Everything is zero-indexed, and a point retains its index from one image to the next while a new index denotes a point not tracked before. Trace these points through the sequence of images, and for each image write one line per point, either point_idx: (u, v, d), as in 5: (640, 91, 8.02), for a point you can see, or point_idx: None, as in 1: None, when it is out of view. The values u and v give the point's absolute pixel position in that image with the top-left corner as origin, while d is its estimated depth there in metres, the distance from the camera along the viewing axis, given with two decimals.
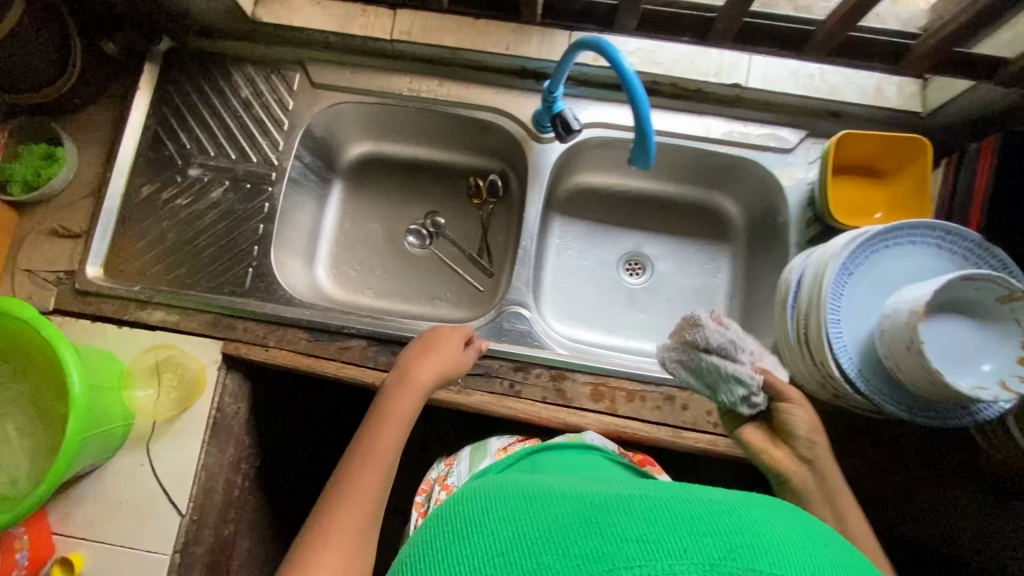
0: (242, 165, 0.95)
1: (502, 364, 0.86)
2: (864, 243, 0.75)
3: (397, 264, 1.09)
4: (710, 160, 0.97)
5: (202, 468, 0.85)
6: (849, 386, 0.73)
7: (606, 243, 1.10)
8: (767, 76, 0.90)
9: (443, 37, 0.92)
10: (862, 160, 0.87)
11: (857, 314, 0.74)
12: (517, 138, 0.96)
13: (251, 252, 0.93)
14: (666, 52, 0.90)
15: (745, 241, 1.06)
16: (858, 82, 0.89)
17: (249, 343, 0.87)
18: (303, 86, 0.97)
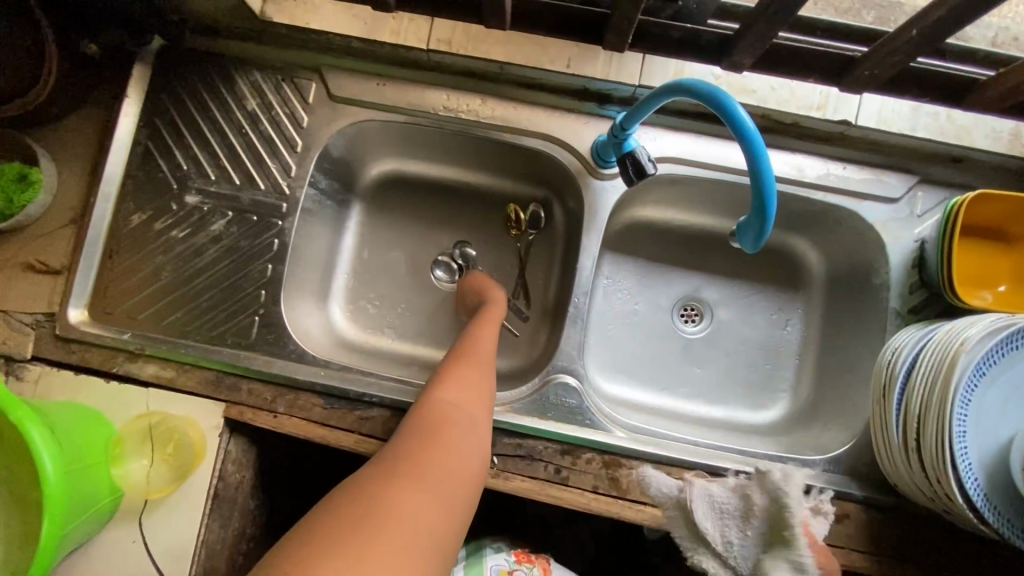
0: (248, 192, 0.81)
1: (547, 445, 0.74)
2: (1002, 338, 0.61)
3: (422, 303, 0.96)
4: (796, 204, 0.82)
5: (201, 548, 0.75)
6: (973, 512, 0.60)
7: (661, 285, 0.97)
8: (880, 112, 0.74)
9: (490, 49, 0.76)
10: (990, 222, 0.73)
11: (985, 424, 0.62)
12: (571, 171, 0.81)
13: (258, 297, 0.80)
14: (760, 78, 0.75)
15: (823, 293, 0.92)
16: (989, 123, 0.75)
17: (255, 408, 0.76)
18: (320, 99, 0.82)
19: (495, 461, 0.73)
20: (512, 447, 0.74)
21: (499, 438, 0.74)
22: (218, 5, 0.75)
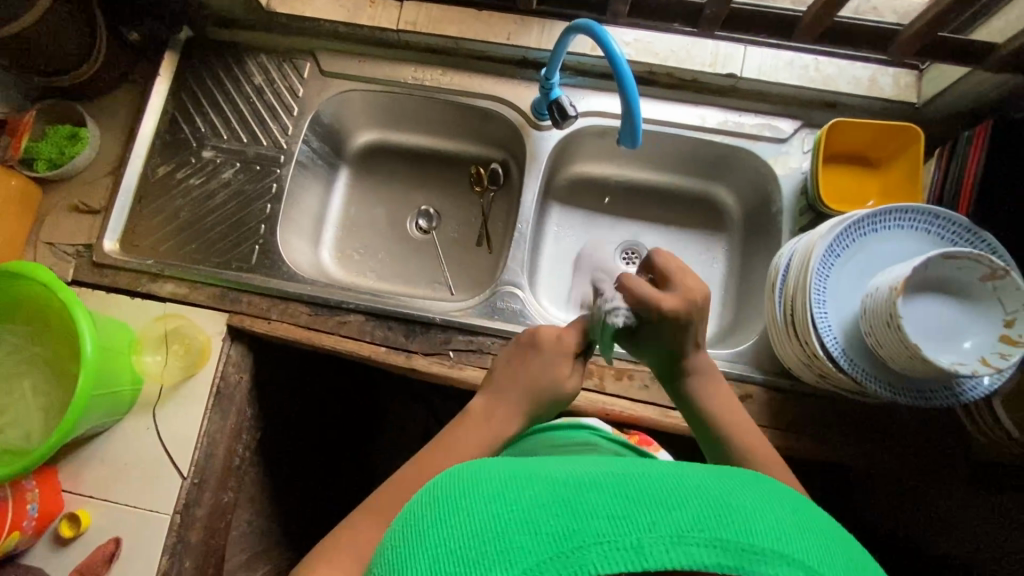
0: (253, 147, 1.00)
1: (494, 341, 0.88)
2: (851, 225, 0.75)
3: (398, 248, 1.11)
4: (705, 149, 0.98)
5: (204, 434, 0.88)
6: (833, 365, 0.73)
7: (604, 232, 1.10)
8: (761, 66, 0.91)
9: (446, 27, 0.96)
10: (856, 149, 0.88)
11: (842, 295, 0.75)
12: (516, 125, 0.99)
13: (258, 230, 0.97)
14: (662, 43, 0.93)
15: (742, 232, 1.05)
16: (853, 73, 0.90)
17: (253, 316, 0.91)
18: (313, 74, 1.01)
19: (451, 354, 0.88)
20: (466, 342, 0.88)
21: (454, 336, 0.89)
22: (234, 0, 0.96)
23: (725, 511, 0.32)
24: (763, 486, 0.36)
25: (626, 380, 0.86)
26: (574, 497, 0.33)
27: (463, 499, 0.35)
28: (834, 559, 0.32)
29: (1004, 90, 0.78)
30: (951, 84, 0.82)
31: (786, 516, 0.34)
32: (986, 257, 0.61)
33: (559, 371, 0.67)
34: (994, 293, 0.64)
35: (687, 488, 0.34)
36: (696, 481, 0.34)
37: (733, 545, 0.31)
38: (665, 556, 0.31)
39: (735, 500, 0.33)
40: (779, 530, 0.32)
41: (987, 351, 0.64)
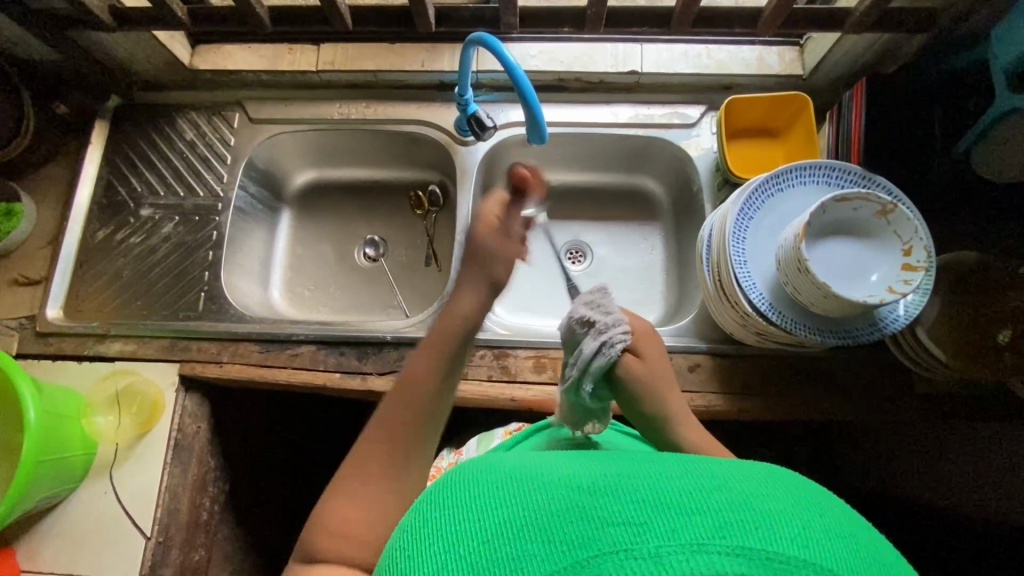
0: (190, 200, 1.02)
1: None
2: (756, 189, 0.80)
3: (348, 279, 1.13)
4: (623, 144, 1.04)
5: (164, 488, 0.86)
6: (763, 319, 0.76)
7: (546, 236, 1.14)
8: (659, 61, 0.98)
9: (363, 63, 1.01)
10: (757, 123, 0.94)
11: (760, 254, 0.79)
12: (442, 144, 1.03)
13: (202, 278, 0.98)
14: (565, 52, 1.00)
15: (673, 216, 1.10)
16: (742, 55, 0.97)
17: (204, 362, 0.91)
18: (242, 123, 1.05)
19: None
20: None
21: (407, 351, 0.90)
22: (156, 62, 1.01)
23: (751, 519, 0.32)
24: (795, 492, 0.36)
25: None
26: (587, 504, 0.34)
27: (473, 508, 0.37)
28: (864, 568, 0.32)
29: (872, 50, 0.86)
30: (826, 51, 0.89)
31: (816, 527, 0.33)
32: (873, 195, 0.66)
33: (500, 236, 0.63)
34: (889, 226, 0.68)
35: (707, 492, 0.34)
36: (713, 486, 0.35)
37: (757, 554, 0.30)
38: (685, 565, 0.30)
39: (759, 506, 0.33)
40: (806, 539, 0.32)
41: (893, 280, 0.67)
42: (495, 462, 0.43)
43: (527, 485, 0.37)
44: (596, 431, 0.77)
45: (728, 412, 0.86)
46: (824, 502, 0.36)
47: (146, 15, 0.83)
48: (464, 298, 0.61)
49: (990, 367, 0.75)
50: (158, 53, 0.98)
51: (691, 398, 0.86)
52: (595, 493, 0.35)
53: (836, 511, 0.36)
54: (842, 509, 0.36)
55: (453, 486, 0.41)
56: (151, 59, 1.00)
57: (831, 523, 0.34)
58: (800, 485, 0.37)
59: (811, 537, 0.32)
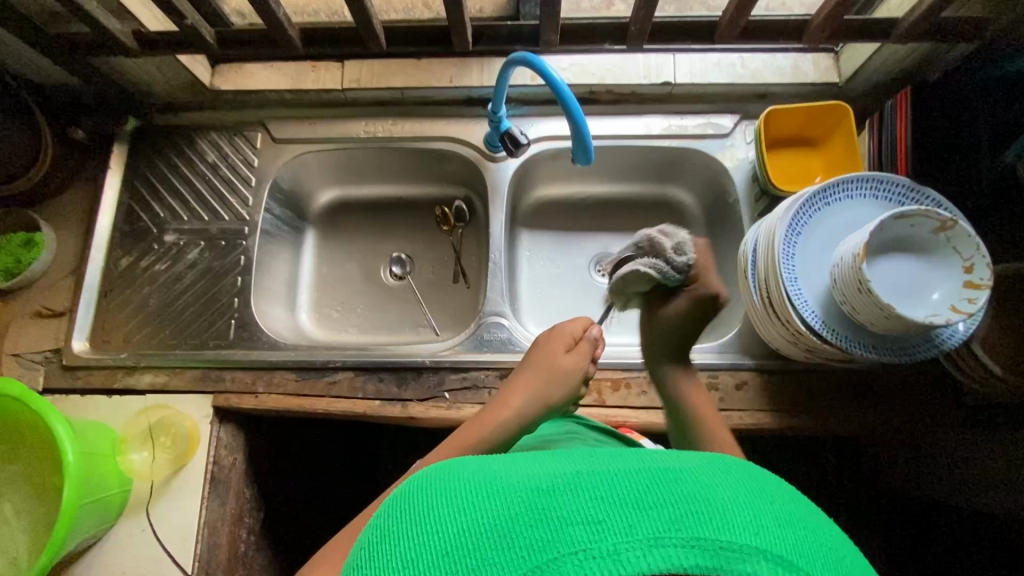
0: (215, 224, 0.99)
1: (487, 374, 0.87)
2: (804, 203, 0.78)
3: (376, 299, 1.11)
4: (656, 155, 1.02)
5: (204, 523, 0.84)
6: (816, 337, 0.75)
7: (574, 250, 1.14)
8: (693, 71, 0.96)
9: (390, 79, 0.98)
10: (795, 133, 0.92)
11: (811, 270, 0.78)
12: (472, 161, 1.01)
13: (232, 304, 0.95)
14: (596, 64, 0.98)
15: (704, 226, 1.09)
16: (776, 64, 0.95)
17: (239, 392, 0.89)
18: (265, 143, 1.03)
19: (447, 396, 0.87)
20: (459, 380, 0.87)
21: (447, 375, 0.88)
22: (176, 83, 0.97)
23: (707, 509, 0.33)
24: (740, 478, 0.37)
25: (623, 389, 0.87)
26: (546, 505, 0.34)
27: (428, 518, 0.36)
28: (809, 545, 0.34)
29: (913, 59, 0.85)
30: (866, 59, 0.87)
31: (765, 512, 0.34)
32: (934, 212, 0.65)
33: (565, 359, 0.76)
34: (949, 243, 0.67)
35: (662, 484, 0.35)
36: (669, 476, 0.35)
37: (709, 544, 0.32)
38: (643, 561, 0.31)
39: (712, 495, 0.34)
40: (765, 526, 0.33)
41: (955, 299, 0.66)
42: (447, 470, 0.41)
43: (484, 491, 0.37)
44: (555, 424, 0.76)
45: (776, 429, 0.85)
46: (766, 485, 0.37)
47: (172, 39, 0.80)
48: (511, 404, 0.72)
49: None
50: (179, 74, 0.95)
51: (738, 416, 0.85)
52: (545, 492, 0.35)
53: (781, 494, 0.37)
54: (790, 490, 0.38)
55: (409, 496, 0.39)
56: (171, 80, 0.96)
57: (778, 506, 0.35)
58: (750, 471, 0.39)
59: (761, 524, 0.33)
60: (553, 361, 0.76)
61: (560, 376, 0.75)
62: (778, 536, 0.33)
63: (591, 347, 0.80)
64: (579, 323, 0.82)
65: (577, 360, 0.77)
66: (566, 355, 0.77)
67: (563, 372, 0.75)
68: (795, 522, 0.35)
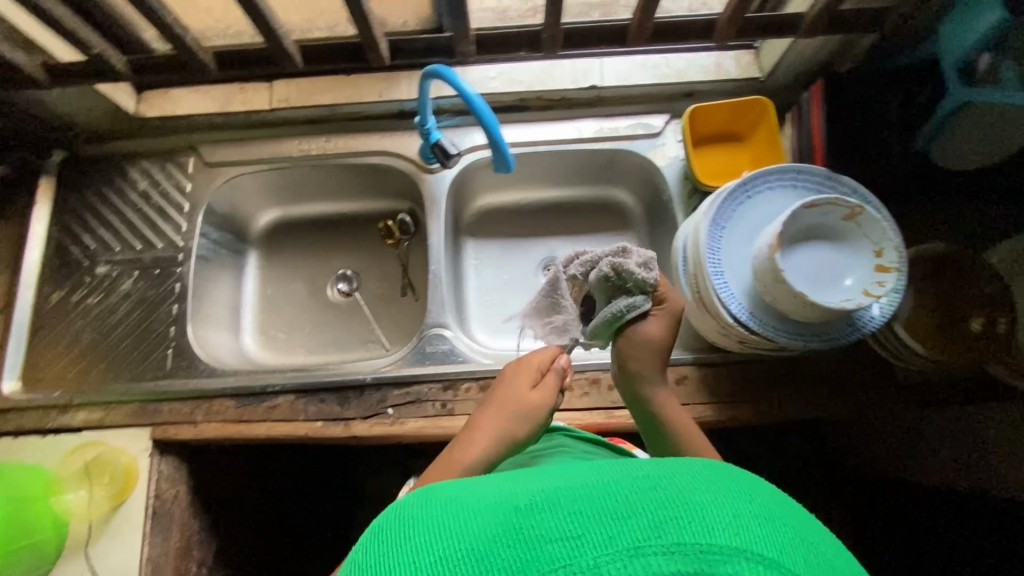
0: (149, 253, 0.97)
1: (430, 387, 0.87)
2: (726, 197, 0.80)
3: (323, 318, 1.09)
4: (591, 158, 1.04)
5: (145, 561, 0.82)
6: (743, 328, 0.76)
7: (522, 255, 1.13)
8: (619, 73, 0.98)
9: (319, 97, 0.98)
10: (720, 129, 0.94)
11: (736, 262, 0.79)
12: (409, 173, 1.01)
13: (168, 333, 0.94)
14: (524, 72, 0.99)
15: (645, 225, 1.10)
16: (699, 63, 0.97)
17: (177, 424, 0.87)
18: (197, 167, 1.01)
19: (390, 412, 0.86)
20: (402, 396, 0.86)
21: (389, 392, 0.87)
22: (99, 112, 0.96)
23: (686, 513, 0.32)
24: (723, 479, 0.36)
25: (567, 392, 0.87)
26: (523, 525, 0.33)
27: (405, 547, 0.35)
28: (797, 547, 0.32)
29: (825, 52, 0.87)
30: (782, 54, 0.90)
31: (746, 512, 0.33)
32: (843, 200, 0.67)
33: (528, 391, 0.72)
34: (860, 229, 0.69)
35: (641, 493, 0.34)
36: (650, 483, 0.35)
37: (691, 549, 0.30)
38: (624, 572, 0.30)
39: (693, 498, 0.33)
40: (747, 527, 0.32)
41: (868, 283, 0.68)
42: (428, 496, 0.41)
43: (462, 515, 0.36)
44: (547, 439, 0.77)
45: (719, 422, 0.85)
46: (752, 487, 0.36)
47: (83, 68, 0.79)
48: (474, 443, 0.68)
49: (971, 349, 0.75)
50: (101, 102, 0.93)
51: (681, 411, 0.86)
52: (527, 511, 0.34)
53: (767, 495, 0.35)
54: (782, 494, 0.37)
55: (387, 526, 0.38)
56: (93, 109, 0.95)
57: (760, 505, 0.34)
58: (742, 476, 0.37)
59: (744, 525, 0.32)
60: (517, 391, 0.72)
61: (523, 415, 0.70)
62: (763, 538, 0.32)
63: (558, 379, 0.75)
64: (547, 351, 0.77)
65: (544, 395, 0.72)
66: (534, 394, 0.72)
67: (527, 410, 0.71)
68: (784, 524, 0.33)
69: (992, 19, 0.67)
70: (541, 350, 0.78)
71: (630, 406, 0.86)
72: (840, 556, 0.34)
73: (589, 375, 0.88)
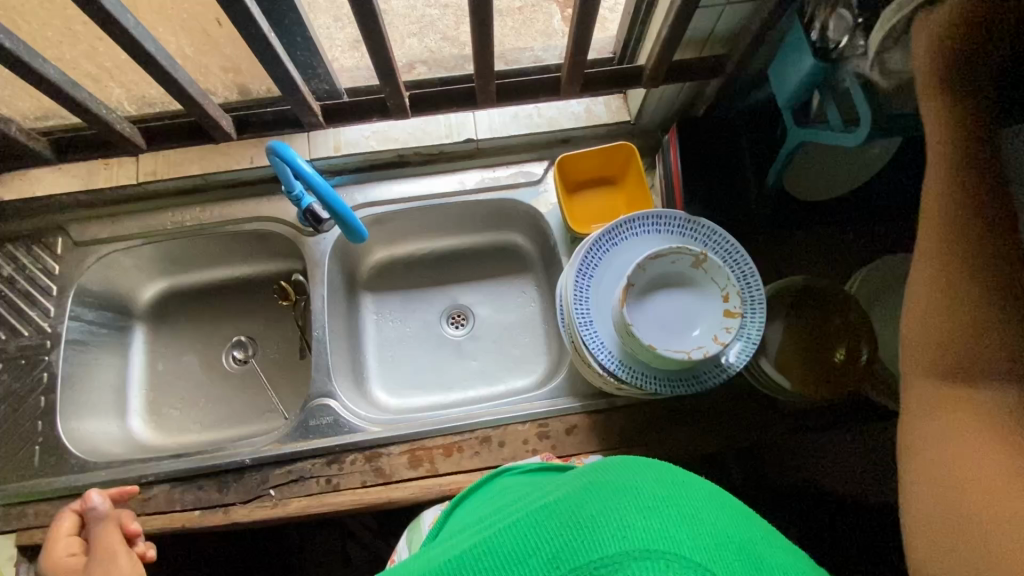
0: (14, 343, 0.93)
1: (314, 462, 0.84)
2: (590, 247, 0.80)
3: (217, 390, 1.04)
4: (477, 208, 1.04)
5: None
6: (614, 378, 0.76)
7: (423, 305, 1.11)
8: (492, 125, 0.99)
9: (188, 168, 0.96)
10: (594, 174, 0.95)
11: (604, 311, 0.79)
12: (289, 237, 0.99)
13: (36, 428, 0.89)
14: (398, 129, 0.99)
15: (543, 267, 1.10)
16: (570, 110, 0.99)
17: (45, 526, 0.83)
18: (66, 248, 0.97)
19: (273, 493, 0.83)
20: (284, 475, 0.84)
21: (271, 472, 0.84)
22: None
23: (586, 530, 0.40)
24: (615, 479, 0.43)
25: (456, 454, 0.85)
26: None
27: None
28: (676, 520, 0.40)
29: (680, 96, 0.90)
30: (643, 102, 0.92)
31: (633, 505, 0.41)
32: (684, 249, 0.67)
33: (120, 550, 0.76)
34: (707, 275, 0.70)
35: (549, 521, 0.41)
36: (552, 509, 0.42)
37: (588, 567, 0.38)
38: None
39: (589, 513, 0.41)
40: (637, 521, 0.40)
41: (717, 330, 0.69)
42: None
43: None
44: (493, 486, 0.68)
45: None
46: (641, 474, 0.44)
47: None
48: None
49: (846, 382, 0.77)
50: None
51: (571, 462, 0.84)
52: (463, 562, 0.41)
53: (653, 480, 0.44)
54: (666, 470, 0.45)
55: None
56: None
57: (647, 496, 0.42)
58: (640, 468, 0.45)
59: (630, 521, 0.40)
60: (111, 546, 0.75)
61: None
62: (651, 527, 0.39)
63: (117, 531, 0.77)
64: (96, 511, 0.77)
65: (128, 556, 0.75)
66: (67, 560, 0.75)
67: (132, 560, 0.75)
68: (667, 502, 0.41)
69: (807, 66, 0.67)
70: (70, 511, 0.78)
71: (520, 462, 0.85)
72: (722, 505, 0.44)
73: (479, 434, 0.86)
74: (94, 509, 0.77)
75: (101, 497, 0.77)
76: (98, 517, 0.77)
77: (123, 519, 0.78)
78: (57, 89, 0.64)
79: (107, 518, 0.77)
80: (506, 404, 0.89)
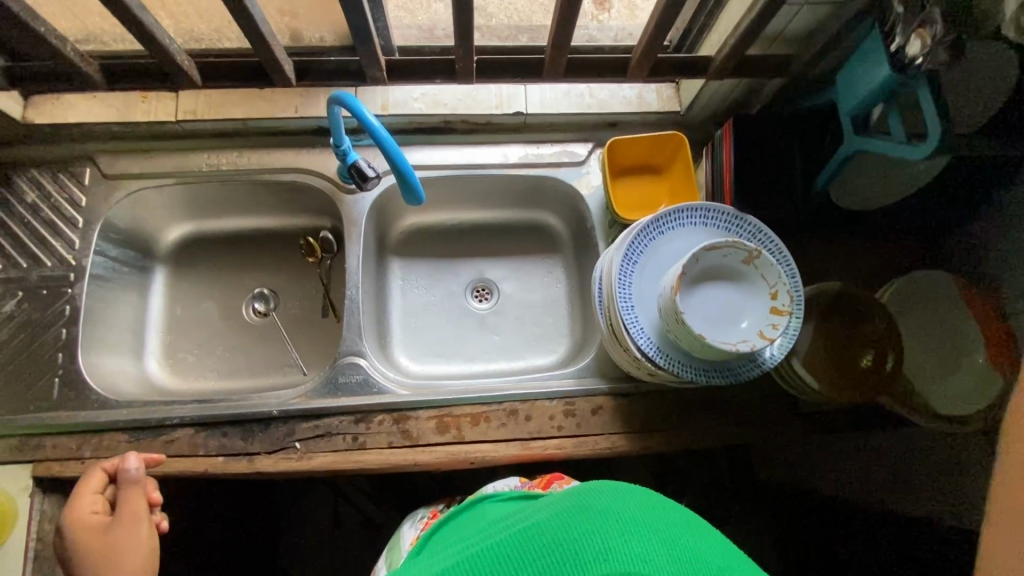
0: (36, 271, 0.90)
1: (341, 419, 0.85)
2: (638, 233, 0.80)
3: (236, 340, 1.02)
4: (517, 183, 1.03)
5: None
6: (651, 363, 0.78)
7: (450, 276, 1.10)
8: (543, 100, 0.98)
9: (231, 110, 0.94)
10: (640, 161, 0.96)
11: (647, 298, 0.80)
12: (326, 192, 0.97)
13: (56, 360, 0.87)
14: (447, 94, 0.98)
15: (573, 248, 1.10)
16: (622, 94, 0.99)
17: (62, 460, 0.82)
18: (95, 179, 0.94)
19: (297, 446, 0.83)
20: (311, 429, 0.84)
21: (298, 425, 0.84)
22: None
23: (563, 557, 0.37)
24: (596, 503, 0.41)
25: (483, 423, 0.86)
26: None
27: None
28: (657, 546, 0.37)
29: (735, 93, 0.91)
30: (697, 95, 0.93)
31: (613, 532, 0.38)
32: (741, 243, 0.69)
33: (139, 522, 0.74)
34: (758, 271, 0.71)
35: (522, 548, 0.39)
36: (527, 534, 0.40)
37: None
38: None
39: (566, 537, 0.38)
40: (614, 546, 0.37)
41: (763, 325, 0.71)
42: None
43: None
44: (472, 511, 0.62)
45: (631, 451, 0.87)
46: (621, 496, 0.42)
47: None
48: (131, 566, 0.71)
49: None
50: None
51: (596, 442, 0.86)
52: None
53: (633, 504, 0.41)
54: (650, 496, 0.42)
55: None
56: None
57: (626, 520, 0.39)
58: (623, 494, 0.42)
59: (609, 547, 0.37)
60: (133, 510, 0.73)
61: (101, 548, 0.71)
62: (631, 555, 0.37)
63: (142, 495, 0.75)
64: (128, 472, 0.75)
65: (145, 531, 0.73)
66: (92, 517, 0.73)
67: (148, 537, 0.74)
68: (649, 529, 0.39)
69: (882, 76, 0.68)
70: (103, 466, 0.76)
71: (545, 437, 0.86)
72: (707, 536, 0.40)
73: (506, 406, 0.87)
74: (127, 469, 0.75)
75: (137, 461, 0.76)
76: (129, 481, 0.75)
77: (150, 487, 0.76)
78: (127, 11, 0.62)
79: (138, 483, 0.75)
80: (534, 380, 0.90)
